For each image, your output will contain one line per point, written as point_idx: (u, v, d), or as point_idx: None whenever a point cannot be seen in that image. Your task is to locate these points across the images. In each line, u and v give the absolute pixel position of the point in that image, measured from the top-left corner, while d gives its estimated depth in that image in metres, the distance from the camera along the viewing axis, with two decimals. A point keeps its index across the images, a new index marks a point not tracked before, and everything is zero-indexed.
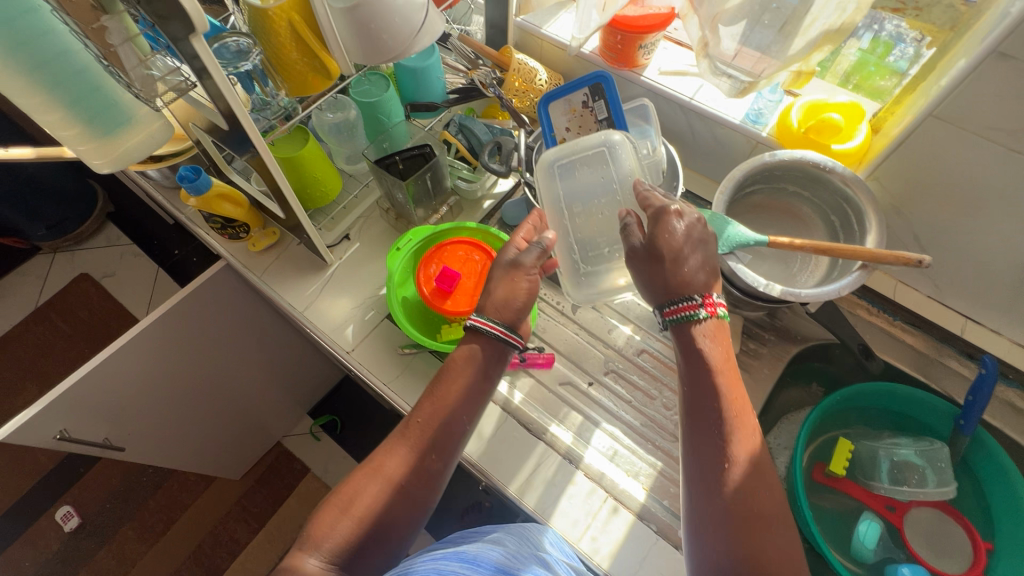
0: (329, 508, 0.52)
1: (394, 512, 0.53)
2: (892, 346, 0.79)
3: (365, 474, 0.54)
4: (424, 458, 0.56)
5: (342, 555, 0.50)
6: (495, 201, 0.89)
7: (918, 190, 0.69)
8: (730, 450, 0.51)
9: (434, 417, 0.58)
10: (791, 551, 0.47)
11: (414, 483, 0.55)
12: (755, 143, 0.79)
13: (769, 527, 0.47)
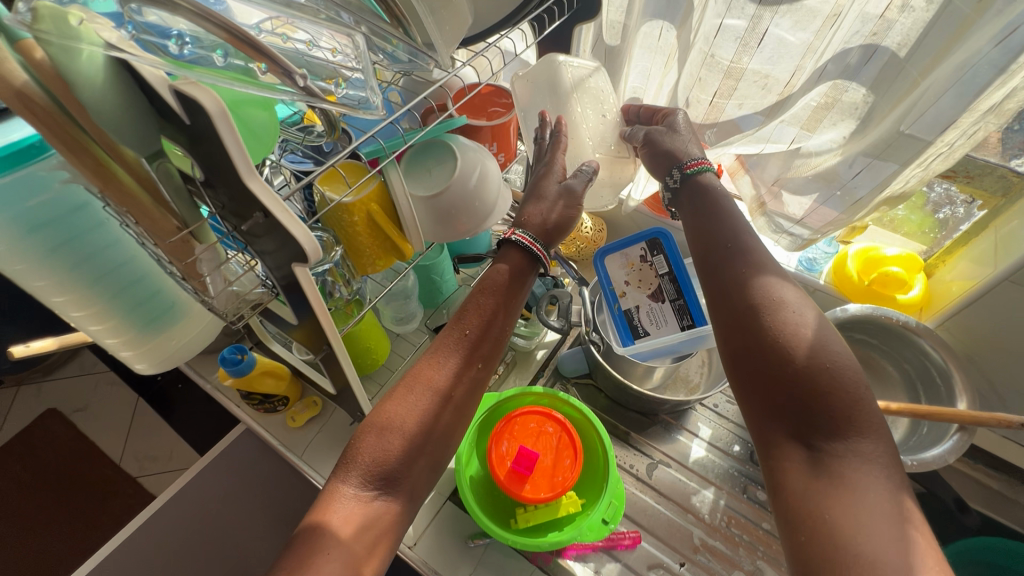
0: (369, 427, 0.51)
1: (448, 424, 0.55)
2: (980, 493, 0.75)
3: (413, 387, 0.54)
4: (470, 366, 0.57)
5: (384, 475, 0.49)
6: (549, 351, 0.85)
7: (991, 344, 0.69)
8: (731, 274, 0.56)
9: (481, 324, 0.58)
10: (817, 339, 0.48)
11: (459, 392, 0.56)
12: (813, 289, 0.80)
13: (781, 325, 0.50)
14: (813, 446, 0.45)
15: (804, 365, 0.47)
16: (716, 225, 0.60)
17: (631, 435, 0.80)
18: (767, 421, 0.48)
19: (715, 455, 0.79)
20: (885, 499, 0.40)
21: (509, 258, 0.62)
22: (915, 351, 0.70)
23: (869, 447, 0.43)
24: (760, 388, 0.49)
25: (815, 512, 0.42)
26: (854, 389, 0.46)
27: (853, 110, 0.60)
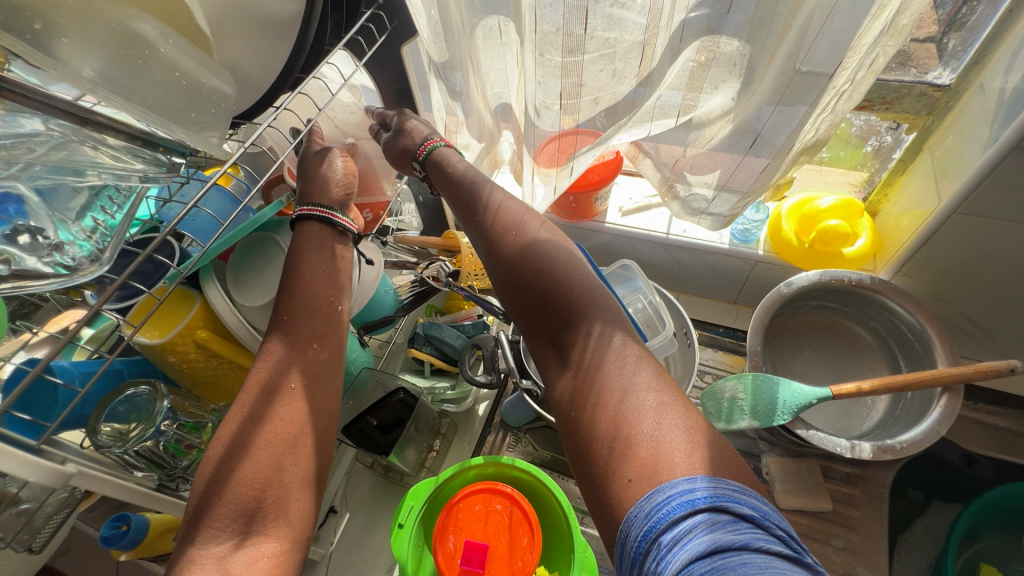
0: (212, 466, 0.38)
1: (308, 414, 0.43)
2: (988, 438, 0.68)
3: (247, 396, 0.42)
4: (305, 347, 0.46)
5: (242, 519, 0.36)
6: (490, 403, 0.77)
7: (958, 281, 0.61)
8: (467, 213, 0.55)
9: (302, 301, 0.48)
10: (540, 244, 0.48)
11: (308, 380, 0.45)
12: (754, 262, 0.71)
13: (510, 242, 0.49)
14: (562, 344, 0.43)
15: (528, 274, 0.46)
16: (447, 173, 0.58)
17: None
18: (527, 334, 0.46)
19: None
20: (628, 360, 0.39)
21: (311, 235, 0.51)
22: (883, 308, 0.62)
23: (601, 319, 0.42)
24: (514, 313, 0.48)
25: (576, 401, 0.39)
26: (581, 278, 0.45)
27: (733, 65, 0.50)
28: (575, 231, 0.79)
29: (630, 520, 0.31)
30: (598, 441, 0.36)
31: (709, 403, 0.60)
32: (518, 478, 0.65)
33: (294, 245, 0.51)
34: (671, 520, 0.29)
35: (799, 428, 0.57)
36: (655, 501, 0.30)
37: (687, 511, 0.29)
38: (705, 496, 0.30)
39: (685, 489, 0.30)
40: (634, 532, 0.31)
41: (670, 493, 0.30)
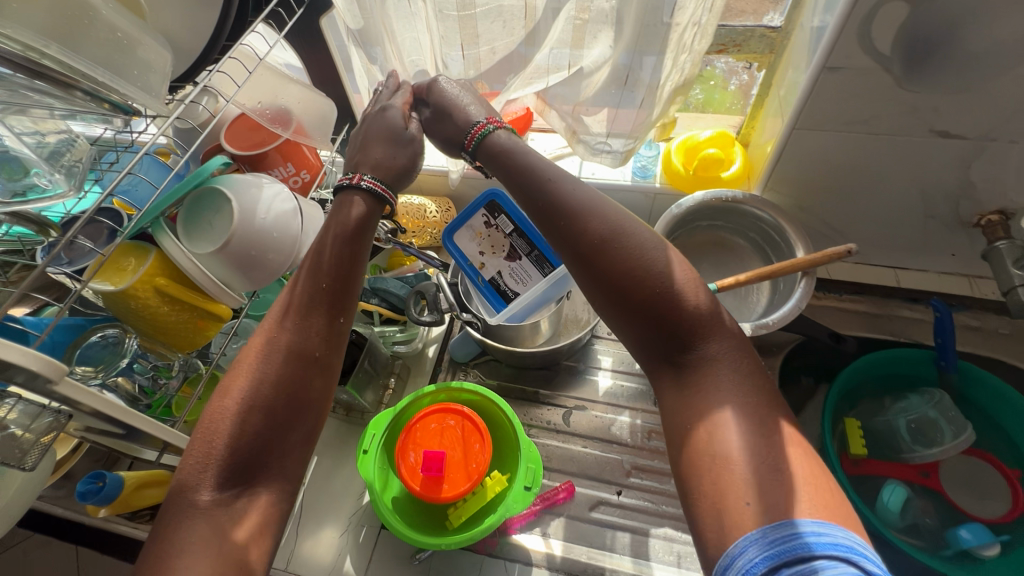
0: (222, 417, 0.45)
1: (315, 384, 0.50)
2: (851, 319, 0.83)
3: (265, 356, 0.49)
4: (331, 322, 0.53)
5: (240, 470, 0.45)
6: (439, 344, 0.84)
7: (811, 187, 0.74)
8: (555, 220, 0.51)
9: (323, 279, 0.53)
10: (661, 264, 0.47)
11: (323, 351, 0.52)
12: (653, 195, 0.82)
13: (619, 255, 0.48)
14: (691, 373, 0.45)
15: (651, 289, 0.46)
16: (521, 169, 0.55)
17: (540, 393, 0.81)
18: (639, 341, 0.48)
19: (621, 378, 0.80)
20: (742, 392, 0.43)
21: (353, 206, 0.57)
22: (760, 220, 0.74)
23: (727, 350, 0.45)
24: (621, 328, 0.49)
25: (695, 419, 0.43)
26: (709, 309, 0.46)
27: (606, 18, 0.60)
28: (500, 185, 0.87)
29: (753, 540, 0.35)
30: (709, 456, 0.40)
31: None
32: (468, 399, 0.73)
33: (322, 236, 0.55)
34: (803, 555, 0.33)
35: None
36: (787, 534, 0.34)
37: (820, 553, 0.33)
38: (837, 542, 0.33)
39: (820, 535, 0.33)
40: (756, 551, 0.34)
41: (804, 532, 0.34)
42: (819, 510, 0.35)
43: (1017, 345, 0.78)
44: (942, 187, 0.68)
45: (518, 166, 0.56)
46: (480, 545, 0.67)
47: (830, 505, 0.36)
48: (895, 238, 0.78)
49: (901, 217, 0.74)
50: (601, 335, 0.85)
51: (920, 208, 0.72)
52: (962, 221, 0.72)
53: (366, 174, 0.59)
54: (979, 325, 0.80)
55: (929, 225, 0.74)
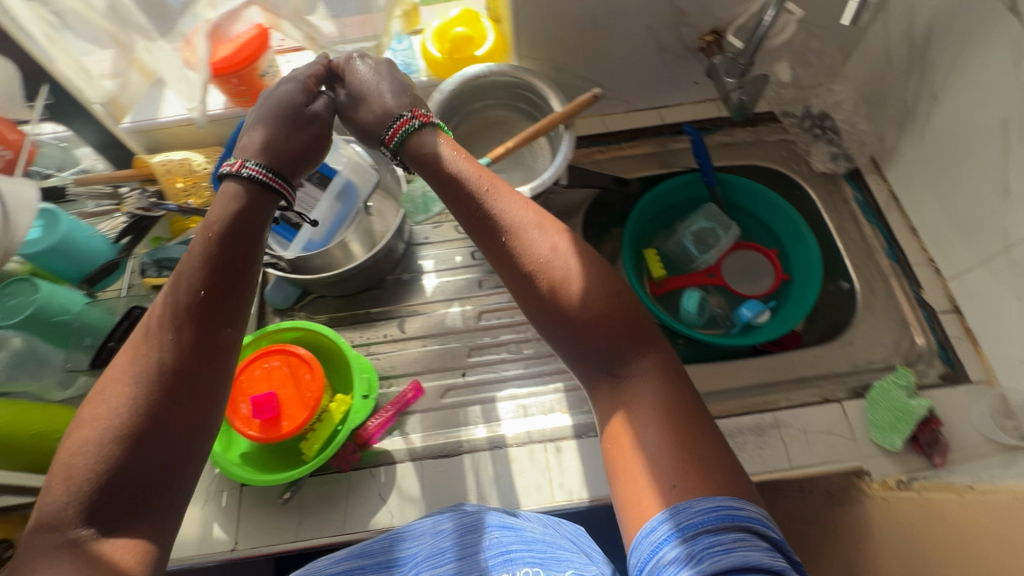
0: (93, 457, 0.41)
1: (202, 407, 0.45)
2: (634, 163, 0.91)
3: (138, 381, 0.43)
4: (215, 332, 0.46)
5: (121, 508, 0.41)
6: (256, 298, 0.80)
7: (557, 44, 0.77)
8: (473, 217, 0.52)
9: (200, 287, 0.46)
10: (609, 297, 0.48)
11: (201, 365, 0.45)
12: (424, 90, 0.80)
13: (556, 275, 0.48)
14: (613, 378, 0.48)
15: (592, 303, 0.48)
16: (454, 187, 0.53)
17: (371, 311, 0.81)
18: (574, 346, 0.49)
19: (446, 275, 0.83)
20: (655, 395, 0.46)
21: (251, 198, 0.50)
22: (519, 87, 0.76)
23: (648, 369, 0.47)
24: (547, 332, 0.50)
25: (625, 424, 0.46)
26: (626, 315, 0.48)
27: None
28: None
29: (676, 511, 0.40)
30: (634, 465, 0.44)
31: (406, 205, 0.70)
32: (291, 338, 0.72)
33: (210, 256, 0.47)
34: (718, 526, 0.39)
35: None
36: (703, 507, 0.40)
37: (734, 523, 0.39)
38: (744, 515, 0.39)
39: (729, 507, 0.40)
40: (680, 519, 0.40)
41: (722, 506, 0.40)
42: (699, 488, 0.41)
43: (760, 148, 0.92)
44: (660, 18, 0.75)
45: (453, 194, 0.53)
46: (344, 465, 0.68)
47: (711, 484, 0.41)
48: (646, 79, 0.86)
49: (641, 56, 0.82)
50: (420, 242, 0.86)
51: (652, 43, 0.79)
52: (688, 47, 0.81)
53: (247, 159, 0.52)
54: (730, 139, 0.92)
55: (666, 59, 0.82)
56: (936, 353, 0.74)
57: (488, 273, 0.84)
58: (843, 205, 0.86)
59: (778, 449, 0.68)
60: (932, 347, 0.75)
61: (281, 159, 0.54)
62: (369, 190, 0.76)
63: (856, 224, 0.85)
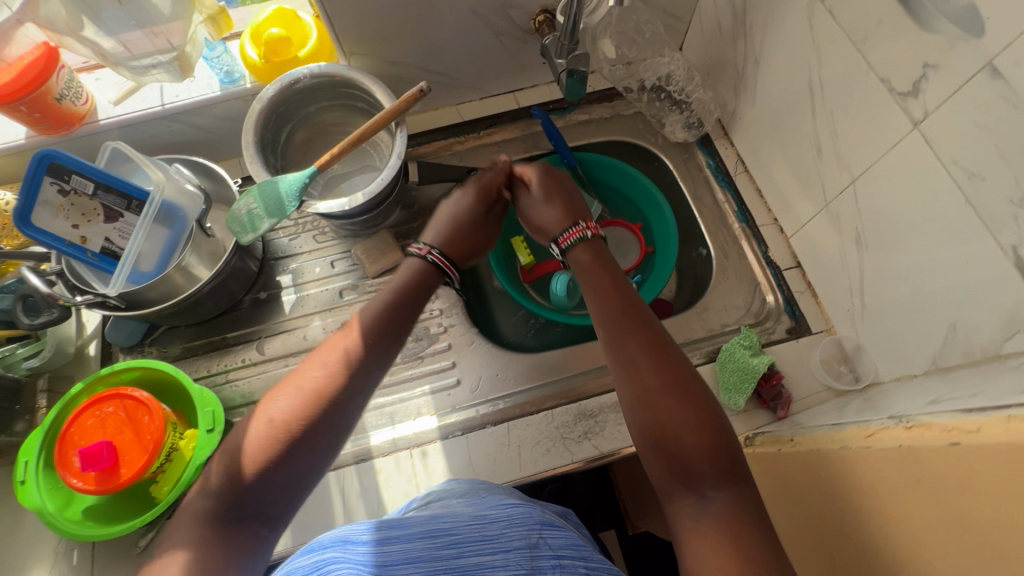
0: (219, 475, 0.45)
1: (294, 459, 0.46)
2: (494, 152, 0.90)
3: (297, 399, 0.48)
4: (320, 421, 0.48)
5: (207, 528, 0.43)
6: (97, 340, 0.75)
7: (384, 38, 0.74)
8: (615, 353, 0.53)
9: (333, 401, 0.48)
10: (707, 413, 0.48)
11: (309, 432, 0.47)
12: (250, 97, 0.76)
13: (692, 392, 0.49)
14: (667, 448, 0.47)
15: (703, 415, 0.47)
16: (595, 290, 0.58)
17: (227, 337, 0.78)
18: (649, 437, 0.48)
19: (305, 291, 0.81)
20: (753, 542, 0.41)
21: (425, 270, 0.60)
22: (346, 87, 0.73)
23: (760, 525, 0.42)
24: (635, 419, 0.50)
25: (704, 533, 0.42)
26: (710, 423, 0.47)
27: None
28: (81, 144, 0.75)
29: None
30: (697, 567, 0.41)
31: (229, 224, 0.65)
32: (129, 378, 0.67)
33: (340, 363, 0.50)
34: None
35: (309, 208, 0.69)
36: None
37: None
38: None
39: None
40: None
41: None
42: None
43: (618, 123, 0.92)
44: (484, 3, 0.74)
45: (624, 332, 0.54)
46: None
47: None
48: (491, 64, 0.84)
49: (478, 42, 0.80)
50: (277, 257, 0.83)
51: (485, 27, 0.78)
52: (523, 29, 0.80)
53: (434, 248, 0.63)
54: (588, 117, 0.92)
55: (504, 42, 0.81)
56: (784, 310, 0.77)
57: (350, 282, 0.81)
58: (697, 173, 0.88)
59: None
60: (780, 304, 0.78)
61: (456, 252, 0.65)
62: (198, 217, 0.73)
63: (709, 190, 0.87)
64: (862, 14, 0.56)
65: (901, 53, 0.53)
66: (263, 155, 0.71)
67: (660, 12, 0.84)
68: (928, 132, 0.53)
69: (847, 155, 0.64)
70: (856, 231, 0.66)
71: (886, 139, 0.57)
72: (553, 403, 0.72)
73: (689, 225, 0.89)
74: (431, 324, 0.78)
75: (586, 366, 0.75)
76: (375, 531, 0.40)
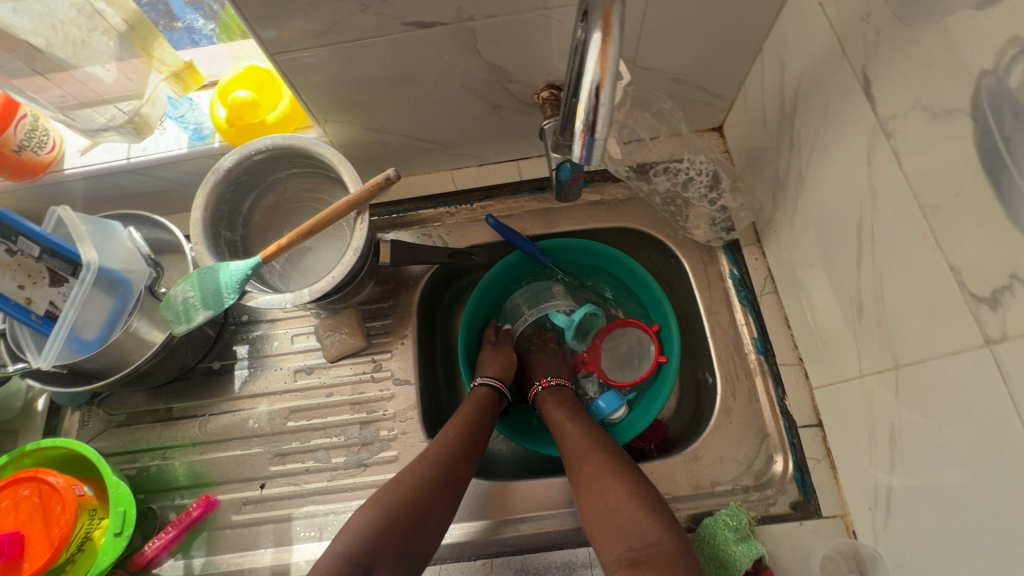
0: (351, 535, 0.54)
1: (405, 547, 0.54)
2: (486, 228, 0.80)
3: (392, 490, 0.58)
4: (431, 509, 0.57)
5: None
6: (47, 395, 0.73)
7: (362, 106, 0.66)
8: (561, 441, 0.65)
9: (435, 485, 0.58)
10: (639, 476, 0.59)
11: (419, 520, 0.56)
12: (218, 157, 0.68)
13: (620, 460, 0.61)
14: (619, 526, 0.55)
15: (627, 476, 0.58)
16: (553, 404, 0.71)
17: (173, 408, 0.74)
18: (596, 497, 0.58)
19: (259, 366, 0.75)
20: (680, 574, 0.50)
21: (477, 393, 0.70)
22: (311, 160, 0.66)
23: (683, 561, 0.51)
24: (579, 480, 0.60)
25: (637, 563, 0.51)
26: (653, 505, 0.56)
27: None
28: (45, 190, 0.71)
29: None
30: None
31: (162, 313, 0.60)
32: (56, 454, 0.64)
33: (456, 445, 0.62)
34: None
35: (251, 299, 0.62)
36: None
37: None
38: None
39: None
40: None
41: None
42: None
43: (634, 208, 0.79)
44: (478, 77, 0.63)
45: (580, 428, 0.66)
46: None
47: None
48: (488, 134, 0.74)
49: (472, 113, 0.70)
50: (238, 323, 0.77)
51: (481, 99, 0.67)
52: (525, 102, 0.69)
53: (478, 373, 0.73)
54: (599, 197, 0.80)
55: (504, 114, 0.70)
56: (792, 477, 0.64)
57: (306, 364, 0.74)
58: (717, 282, 0.75)
59: None
60: (789, 468, 0.65)
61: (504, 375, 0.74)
62: (146, 283, 0.68)
63: (727, 306, 0.73)
64: (934, 173, 0.42)
65: (977, 245, 0.39)
66: (215, 230, 0.65)
67: (694, 91, 0.70)
68: (1002, 359, 0.38)
69: (891, 333, 0.50)
70: (892, 423, 0.52)
71: (944, 341, 0.43)
72: (496, 548, 0.63)
73: (699, 341, 0.76)
74: (382, 427, 0.70)
75: (543, 508, 0.65)
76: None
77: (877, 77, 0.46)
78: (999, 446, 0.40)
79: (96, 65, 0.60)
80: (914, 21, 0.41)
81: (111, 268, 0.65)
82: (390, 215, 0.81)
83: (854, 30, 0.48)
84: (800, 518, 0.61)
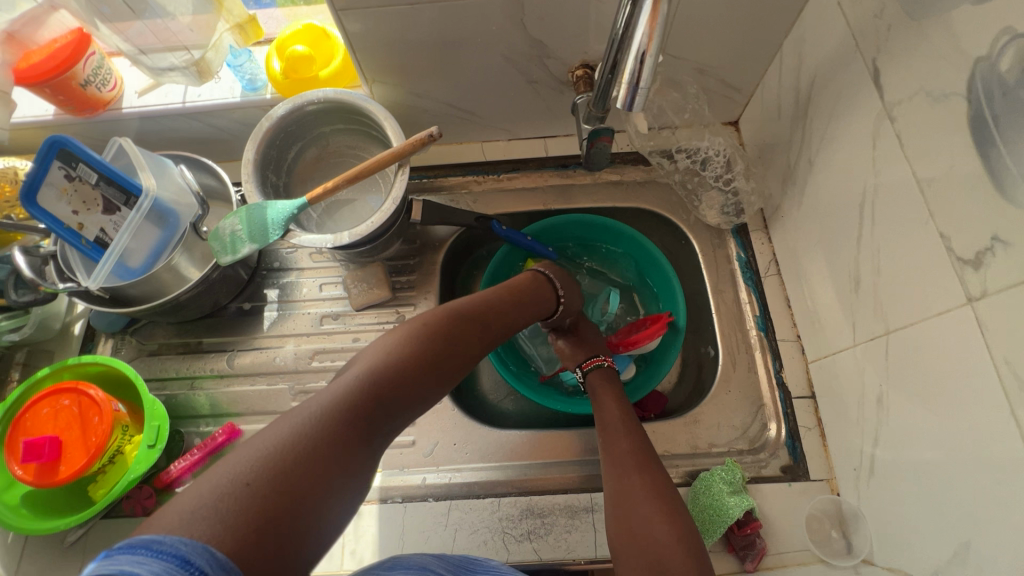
0: (398, 355, 0.50)
1: (418, 363, 0.51)
2: (511, 198, 0.85)
3: (437, 334, 0.54)
4: (454, 349, 0.55)
5: (379, 415, 0.46)
6: (85, 320, 0.77)
7: (408, 70, 0.71)
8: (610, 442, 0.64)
9: (471, 343, 0.57)
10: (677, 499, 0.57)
11: (438, 359, 0.53)
12: (269, 108, 0.73)
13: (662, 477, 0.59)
14: (633, 530, 0.55)
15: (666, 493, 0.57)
16: (606, 397, 0.69)
17: (203, 342, 0.78)
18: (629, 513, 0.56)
19: (288, 310, 0.79)
20: None
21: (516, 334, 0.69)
22: (357, 114, 0.70)
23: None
24: (618, 489, 0.59)
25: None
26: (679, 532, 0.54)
27: None
28: (102, 126, 0.75)
29: None
30: None
31: (210, 243, 0.64)
32: (95, 371, 0.68)
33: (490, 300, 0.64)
34: None
35: (293, 238, 0.66)
36: None
37: None
38: None
39: None
40: None
41: None
42: None
43: (651, 190, 0.84)
44: (520, 51, 0.69)
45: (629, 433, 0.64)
46: (136, 509, 0.65)
47: None
48: (521, 108, 0.79)
49: (509, 86, 0.75)
50: (270, 269, 0.81)
51: (520, 74, 0.73)
52: (559, 80, 0.74)
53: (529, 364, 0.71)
54: (619, 178, 0.85)
55: (539, 90, 0.76)
56: (783, 443, 0.69)
57: (332, 311, 0.79)
58: (724, 263, 0.80)
59: (587, 534, 0.63)
60: (781, 435, 0.69)
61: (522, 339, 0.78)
62: (192, 219, 0.72)
63: (733, 285, 0.78)
64: (931, 152, 0.47)
65: (969, 213, 0.44)
66: (263, 173, 0.69)
67: (716, 82, 0.76)
68: (982, 314, 0.43)
69: (885, 302, 0.55)
70: (879, 387, 0.57)
71: (932, 304, 0.48)
72: (503, 490, 0.67)
73: (704, 318, 0.81)
74: None
75: (549, 456, 0.69)
76: (433, 563, 0.49)
77: (886, 68, 0.52)
78: (974, 397, 0.45)
79: (177, 7, 0.66)
80: (921, 18, 0.47)
81: (163, 199, 0.69)
82: (421, 179, 0.86)
83: (868, 26, 0.54)
84: (789, 480, 0.66)
